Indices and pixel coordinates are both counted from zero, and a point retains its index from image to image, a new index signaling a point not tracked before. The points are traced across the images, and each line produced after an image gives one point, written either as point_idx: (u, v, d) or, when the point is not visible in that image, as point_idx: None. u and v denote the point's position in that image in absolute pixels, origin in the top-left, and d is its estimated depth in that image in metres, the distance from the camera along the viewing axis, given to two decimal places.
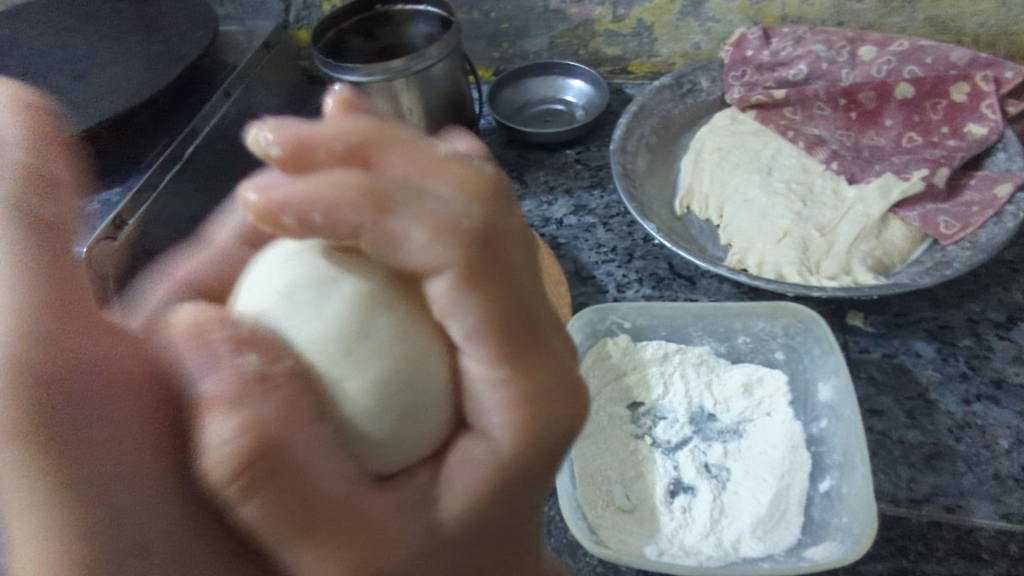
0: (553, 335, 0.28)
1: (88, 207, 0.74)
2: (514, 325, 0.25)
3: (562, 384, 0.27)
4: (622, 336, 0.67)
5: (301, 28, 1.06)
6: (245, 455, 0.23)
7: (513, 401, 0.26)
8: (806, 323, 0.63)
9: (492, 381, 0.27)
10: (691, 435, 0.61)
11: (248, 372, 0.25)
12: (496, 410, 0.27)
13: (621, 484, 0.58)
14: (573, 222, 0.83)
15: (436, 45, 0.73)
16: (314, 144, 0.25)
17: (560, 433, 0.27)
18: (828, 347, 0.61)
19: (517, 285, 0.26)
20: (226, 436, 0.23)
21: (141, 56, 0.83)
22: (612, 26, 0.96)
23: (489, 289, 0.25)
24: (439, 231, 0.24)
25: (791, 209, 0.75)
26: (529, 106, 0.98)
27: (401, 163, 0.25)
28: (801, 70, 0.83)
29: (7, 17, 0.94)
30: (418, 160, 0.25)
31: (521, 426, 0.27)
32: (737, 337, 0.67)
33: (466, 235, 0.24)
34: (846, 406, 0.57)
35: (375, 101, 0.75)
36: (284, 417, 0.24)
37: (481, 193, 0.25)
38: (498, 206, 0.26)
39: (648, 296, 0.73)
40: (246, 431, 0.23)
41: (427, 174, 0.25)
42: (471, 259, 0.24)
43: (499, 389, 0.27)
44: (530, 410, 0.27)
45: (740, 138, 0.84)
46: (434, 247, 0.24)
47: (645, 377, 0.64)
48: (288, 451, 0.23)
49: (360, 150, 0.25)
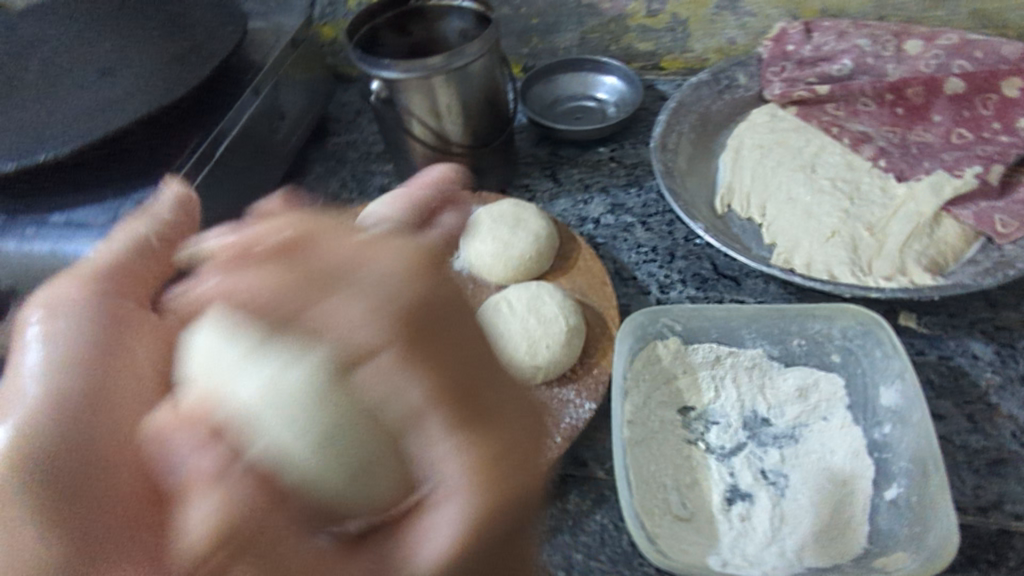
0: (497, 395, 0.28)
1: (118, 208, 0.70)
2: (459, 391, 0.26)
3: (515, 431, 0.27)
4: (673, 339, 0.64)
5: (325, 24, 1.06)
6: (218, 535, 0.25)
7: (473, 465, 0.25)
8: (867, 325, 0.61)
9: (450, 451, 0.25)
10: (746, 440, 0.60)
11: (221, 456, 0.27)
12: (454, 480, 0.26)
13: (677, 492, 0.57)
14: (611, 221, 0.82)
15: (477, 42, 0.71)
16: (268, 238, 0.29)
17: (519, 496, 0.27)
18: (891, 349, 0.59)
19: (460, 353, 0.27)
20: (206, 516, 0.25)
21: (168, 54, 0.81)
22: (646, 22, 0.94)
23: (429, 358, 0.26)
24: (374, 309, 0.27)
25: (838, 207, 0.74)
26: (560, 102, 0.97)
27: (336, 248, 0.29)
28: (846, 64, 0.82)
29: (28, 15, 0.93)
30: (355, 248, 0.29)
31: (484, 491, 0.26)
32: (791, 339, 0.64)
33: (397, 316, 0.27)
34: (915, 411, 0.55)
35: (411, 100, 0.73)
36: (246, 511, 0.26)
37: (420, 268, 0.28)
38: (434, 278, 0.29)
39: (692, 297, 0.72)
40: (220, 511, 0.25)
41: (362, 260, 0.28)
42: (405, 329, 0.27)
43: (459, 454, 0.25)
44: (490, 472, 0.26)
45: (782, 134, 0.82)
46: (367, 323, 0.27)
47: (695, 381, 0.63)
48: (251, 541, 0.25)
49: (296, 241, 0.28)
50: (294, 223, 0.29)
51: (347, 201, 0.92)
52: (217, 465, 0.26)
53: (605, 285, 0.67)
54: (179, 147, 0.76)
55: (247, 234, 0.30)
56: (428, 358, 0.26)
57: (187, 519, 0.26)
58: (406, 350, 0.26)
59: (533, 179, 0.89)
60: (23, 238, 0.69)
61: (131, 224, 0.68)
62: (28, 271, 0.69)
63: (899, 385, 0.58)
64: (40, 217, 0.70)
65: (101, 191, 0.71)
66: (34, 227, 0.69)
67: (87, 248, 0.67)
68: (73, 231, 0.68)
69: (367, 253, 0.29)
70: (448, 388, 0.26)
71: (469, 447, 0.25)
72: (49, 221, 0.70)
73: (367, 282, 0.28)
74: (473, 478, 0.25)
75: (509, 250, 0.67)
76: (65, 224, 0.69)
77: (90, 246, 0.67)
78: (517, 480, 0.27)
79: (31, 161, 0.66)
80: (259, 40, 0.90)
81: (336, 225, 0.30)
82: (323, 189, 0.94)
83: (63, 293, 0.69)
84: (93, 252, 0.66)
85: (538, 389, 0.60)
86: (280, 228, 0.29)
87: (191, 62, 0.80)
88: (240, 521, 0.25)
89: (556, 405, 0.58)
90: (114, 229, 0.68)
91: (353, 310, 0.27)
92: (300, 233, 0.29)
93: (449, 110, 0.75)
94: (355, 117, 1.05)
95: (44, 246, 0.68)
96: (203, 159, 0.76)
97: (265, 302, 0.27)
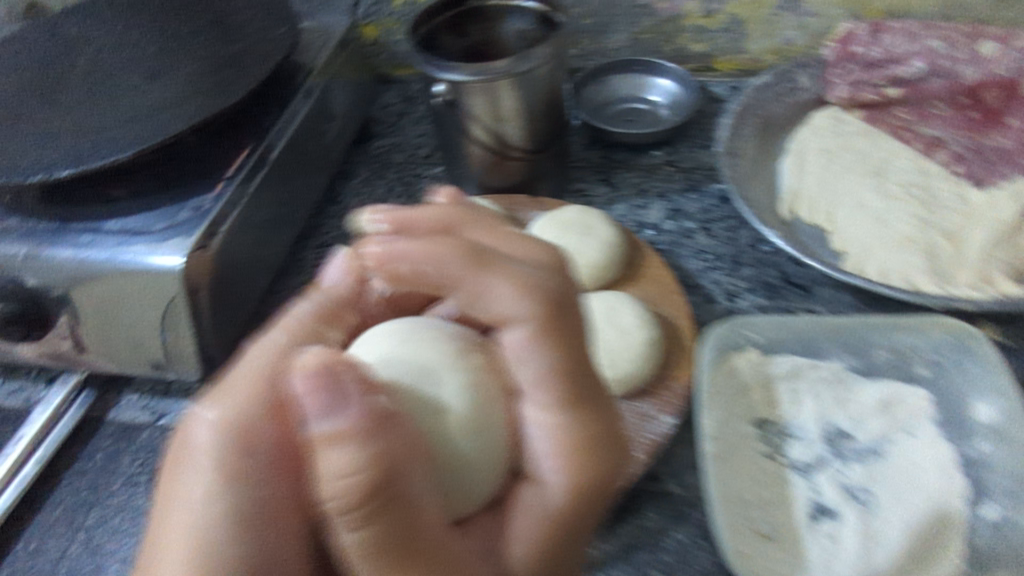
0: (601, 405, 0.38)
1: (179, 212, 0.68)
2: (577, 373, 0.37)
3: (601, 437, 0.38)
4: (753, 350, 0.63)
5: (369, 25, 1.04)
6: (368, 484, 0.30)
7: (568, 448, 0.37)
8: (960, 338, 0.60)
9: (550, 428, 0.37)
10: (827, 455, 0.57)
11: (374, 410, 0.31)
12: (550, 460, 0.38)
13: (760, 509, 0.54)
14: (671, 227, 0.80)
15: (543, 46, 0.70)
16: (416, 225, 0.39)
17: (600, 482, 0.38)
18: (993, 365, 0.58)
19: (579, 348, 0.37)
20: (340, 471, 0.29)
21: (221, 54, 0.80)
22: (702, 22, 0.92)
23: (559, 341, 0.36)
24: (522, 290, 0.36)
25: (913, 214, 0.72)
26: (609, 104, 0.95)
27: (490, 241, 0.38)
28: (919, 66, 0.79)
29: (74, 13, 0.92)
30: (494, 241, 0.38)
31: (571, 472, 0.37)
32: (874, 351, 0.63)
33: (541, 297, 0.36)
34: None
35: (472, 101, 0.73)
36: (407, 450, 0.32)
37: (550, 264, 0.37)
38: (564, 278, 0.37)
39: (762, 305, 0.70)
40: (366, 466, 0.29)
41: (512, 261, 0.37)
42: (540, 315, 0.35)
43: (555, 431, 0.37)
44: (578, 457, 0.37)
45: (847, 139, 0.81)
46: (517, 300, 0.35)
47: (773, 393, 0.61)
48: (403, 484, 0.31)
49: (447, 229, 0.39)
50: (444, 214, 0.39)
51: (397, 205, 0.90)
52: (378, 410, 0.31)
53: (676, 294, 0.65)
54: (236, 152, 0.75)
55: (407, 211, 0.40)
56: (563, 344, 0.36)
57: (321, 470, 0.30)
58: (538, 331, 0.35)
59: (588, 184, 0.87)
60: (72, 246, 0.66)
61: (190, 230, 0.66)
62: (73, 281, 0.66)
63: (997, 399, 0.57)
64: (97, 221, 0.69)
65: (158, 197, 0.70)
66: (86, 235, 0.67)
67: (142, 254, 0.65)
68: (127, 238, 0.66)
69: (507, 243, 0.38)
70: (564, 369, 0.36)
71: (565, 423, 0.37)
72: (102, 229, 0.68)
73: (506, 267, 0.36)
74: (571, 456, 0.37)
75: (577, 258, 0.65)
76: (120, 232, 0.67)
77: (145, 252, 0.65)
78: (604, 464, 0.38)
79: (92, 165, 0.66)
80: (309, 41, 0.88)
81: (483, 222, 0.40)
82: (370, 192, 0.92)
83: (110, 303, 0.66)
84: (148, 259, 0.64)
85: (615, 401, 0.58)
86: (435, 218, 0.39)
87: (245, 65, 0.77)
88: (399, 463, 0.31)
89: (634, 419, 0.57)
90: (171, 235, 0.66)
91: (499, 289, 0.36)
92: (450, 223, 0.39)
93: (510, 113, 0.74)
94: (399, 119, 1.04)
95: (91, 254, 0.65)
96: (258, 162, 0.74)
97: (421, 266, 0.37)
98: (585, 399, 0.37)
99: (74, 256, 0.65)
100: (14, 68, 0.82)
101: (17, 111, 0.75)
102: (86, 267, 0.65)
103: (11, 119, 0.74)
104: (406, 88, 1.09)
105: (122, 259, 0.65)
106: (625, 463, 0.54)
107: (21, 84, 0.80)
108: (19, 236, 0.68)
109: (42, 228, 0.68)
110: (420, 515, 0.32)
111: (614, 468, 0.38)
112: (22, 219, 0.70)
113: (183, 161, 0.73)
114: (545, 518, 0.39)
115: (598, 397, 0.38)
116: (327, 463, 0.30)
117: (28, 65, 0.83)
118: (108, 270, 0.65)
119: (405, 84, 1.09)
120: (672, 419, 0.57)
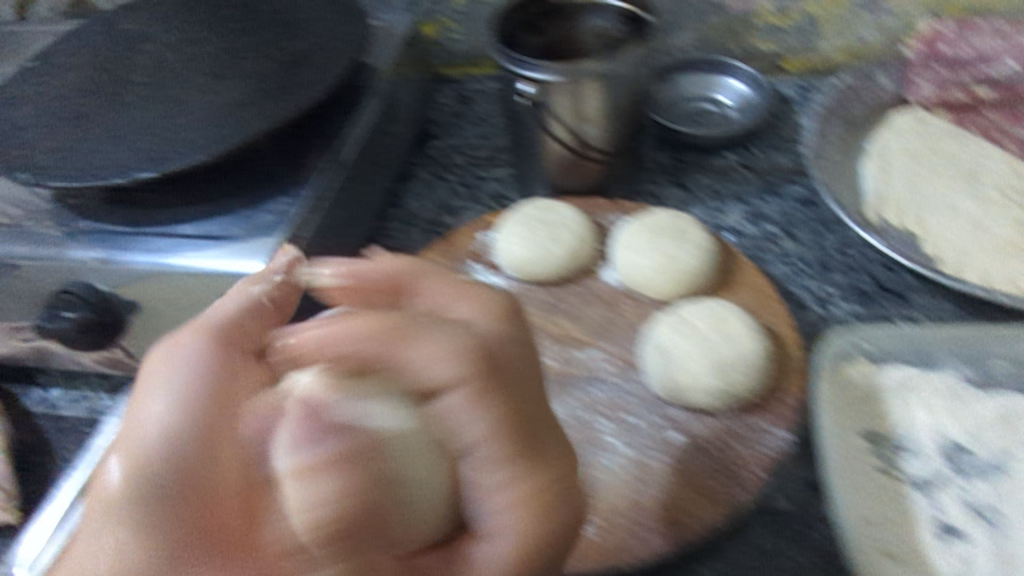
0: (553, 444, 0.39)
1: (257, 218, 0.66)
2: (529, 421, 0.38)
3: (558, 475, 0.38)
4: (865, 360, 0.60)
5: (427, 23, 1.02)
6: (333, 520, 0.31)
7: (514, 497, 0.37)
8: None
9: (501, 484, 0.37)
10: (948, 471, 0.54)
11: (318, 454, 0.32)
12: (498, 499, 0.37)
13: (886, 530, 0.51)
14: (752, 231, 0.77)
15: (633, 50, 0.68)
16: (366, 275, 0.45)
17: (554, 544, 0.37)
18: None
19: (523, 388, 0.39)
20: (309, 504, 0.31)
21: (290, 53, 0.78)
22: (773, 20, 0.90)
23: (497, 397, 0.37)
24: (454, 355, 0.37)
25: (1011, 218, 0.70)
26: (676, 105, 0.92)
27: (433, 291, 0.43)
28: (1010, 65, 0.76)
29: (129, 9, 0.90)
30: (449, 292, 0.43)
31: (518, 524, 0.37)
32: (992, 362, 0.59)
33: (480, 350, 0.38)
34: None
35: (556, 102, 0.71)
36: (364, 488, 0.33)
37: (501, 315, 0.42)
38: (515, 326, 0.42)
39: (857, 313, 0.67)
40: (330, 502, 0.31)
41: (456, 301, 0.42)
42: (475, 372, 0.37)
43: (507, 486, 0.37)
44: (528, 496, 0.37)
45: (934, 140, 0.80)
46: (445, 367, 0.37)
47: (884, 407, 0.58)
48: (370, 517, 0.33)
49: (399, 285, 0.44)
50: (396, 266, 0.44)
51: (461, 208, 0.88)
52: (337, 454, 0.33)
53: (775, 302, 0.63)
54: (312, 153, 0.72)
55: (361, 264, 0.45)
56: (504, 391, 0.38)
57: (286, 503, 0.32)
58: (478, 391, 0.37)
59: (660, 187, 0.85)
60: (149, 249, 0.65)
61: (269, 233, 0.65)
62: (153, 285, 0.65)
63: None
64: (171, 226, 0.66)
65: (234, 200, 0.68)
66: (160, 238, 0.65)
67: (222, 259, 0.63)
68: (205, 242, 0.65)
69: (459, 297, 0.42)
70: (511, 418, 0.37)
71: (514, 480, 0.37)
72: (177, 232, 0.66)
73: (441, 335, 0.38)
74: (517, 506, 0.37)
75: (675, 264, 0.63)
76: (196, 235, 0.65)
77: (225, 257, 0.63)
78: (562, 514, 0.38)
79: (173, 168, 0.64)
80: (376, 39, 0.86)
81: (434, 273, 0.44)
82: (432, 195, 0.90)
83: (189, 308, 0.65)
84: (228, 264, 0.63)
85: (725, 414, 0.56)
86: (385, 276, 0.44)
87: (319, 64, 0.75)
88: (359, 505, 0.32)
89: (746, 433, 0.54)
90: (250, 239, 0.65)
91: (420, 353, 0.38)
92: (402, 274, 0.44)
93: (593, 115, 0.72)
94: (455, 120, 1.01)
95: (169, 259, 0.64)
96: (336, 165, 0.72)
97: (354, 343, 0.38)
98: (539, 451, 0.38)
99: (152, 261, 0.64)
100: (74, 67, 0.80)
101: (82, 110, 0.73)
102: (165, 272, 0.64)
103: (76, 118, 0.72)
104: (459, 88, 1.06)
105: (201, 264, 0.63)
106: (741, 480, 0.52)
107: (84, 83, 0.78)
108: (94, 240, 0.66)
109: (115, 230, 0.67)
110: (388, 535, 0.34)
111: (571, 515, 0.38)
112: (95, 221, 0.68)
113: (255, 163, 0.71)
114: (518, 561, 0.37)
115: (543, 434, 0.39)
116: (310, 490, 0.31)
117: (90, 64, 0.81)
118: (188, 275, 0.64)
119: (459, 84, 1.07)
120: (786, 434, 0.54)
